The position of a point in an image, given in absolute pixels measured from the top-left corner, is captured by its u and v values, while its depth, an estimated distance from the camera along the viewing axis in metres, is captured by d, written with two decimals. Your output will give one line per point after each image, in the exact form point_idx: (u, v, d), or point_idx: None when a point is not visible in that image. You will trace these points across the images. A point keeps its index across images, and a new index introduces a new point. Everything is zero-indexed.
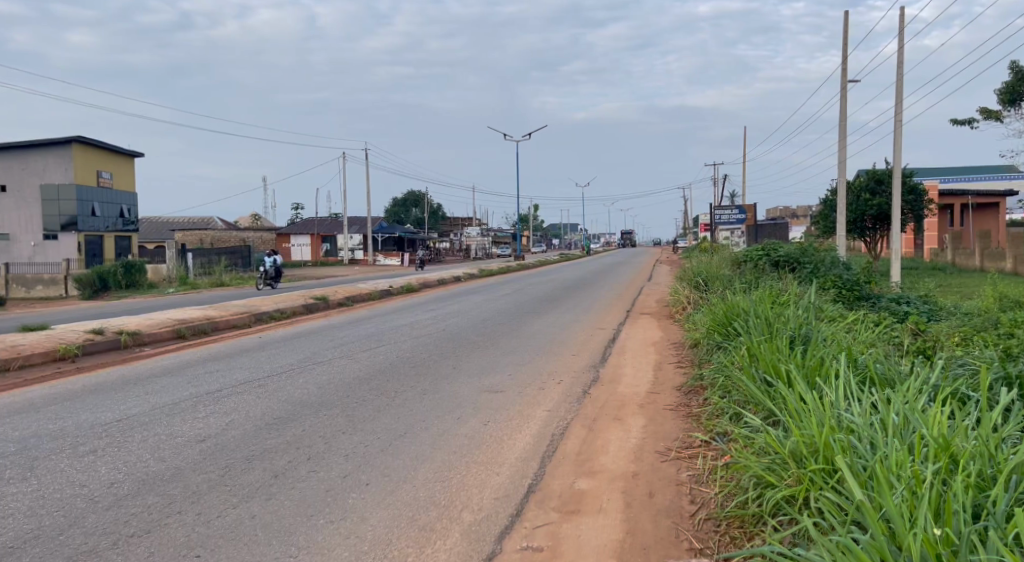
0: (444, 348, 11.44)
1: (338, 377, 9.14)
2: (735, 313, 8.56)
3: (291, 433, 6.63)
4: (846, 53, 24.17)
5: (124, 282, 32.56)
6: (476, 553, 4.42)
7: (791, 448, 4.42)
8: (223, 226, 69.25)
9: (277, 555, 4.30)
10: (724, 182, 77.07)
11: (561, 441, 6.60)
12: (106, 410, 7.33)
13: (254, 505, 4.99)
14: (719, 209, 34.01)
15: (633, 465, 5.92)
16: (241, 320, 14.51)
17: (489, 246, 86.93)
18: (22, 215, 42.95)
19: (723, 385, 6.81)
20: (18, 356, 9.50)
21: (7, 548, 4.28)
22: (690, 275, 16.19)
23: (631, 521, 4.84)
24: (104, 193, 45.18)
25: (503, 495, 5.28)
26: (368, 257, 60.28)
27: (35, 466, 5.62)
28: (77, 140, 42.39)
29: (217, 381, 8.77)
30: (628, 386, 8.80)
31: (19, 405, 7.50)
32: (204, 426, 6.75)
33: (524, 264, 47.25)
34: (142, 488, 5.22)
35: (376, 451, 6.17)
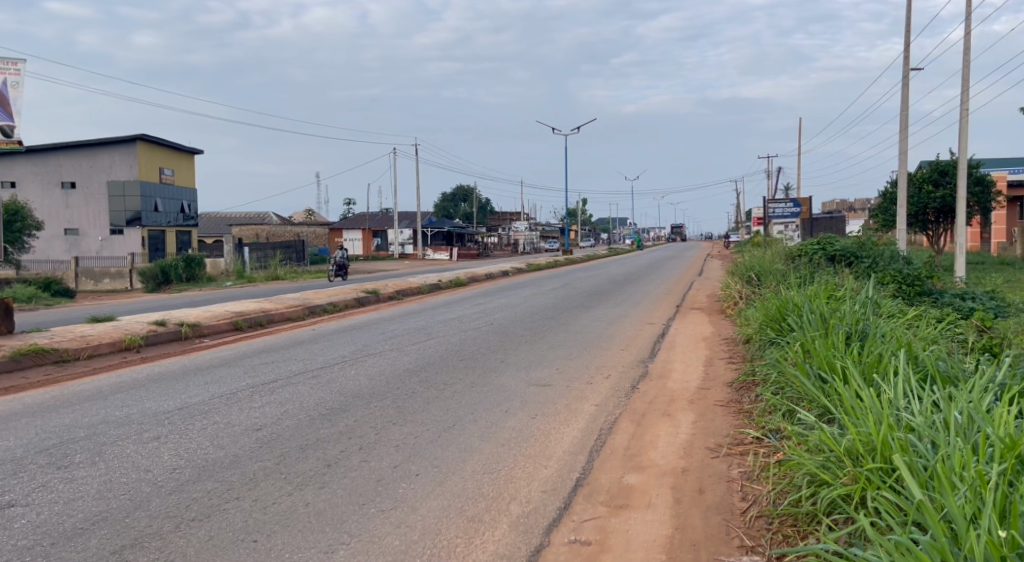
0: (493, 342, 11.47)
1: (389, 369, 9.24)
2: (789, 309, 8.39)
3: (345, 423, 6.74)
4: (909, 39, 23.43)
5: (185, 275, 33.40)
6: (525, 545, 4.43)
7: (846, 445, 4.32)
8: (277, 221, 70.64)
9: (329, 542, 4.38)
10: (778, 175, 75.51)
11: (609, 435, 6.55)
12: (168, 398, 7.57)
13: (308, 493, 5.09)
14: (773, 202, 33.51)
15: (682, 461, 5.87)
16: (296, 313, 14.83)
17: (538, 240, 87.00)
18: (90, 211, 44.49)
19: (777, 381, 6.70)
20: (87, 346, 9.85)
21: (78, 529, 4.45)
22: (742, 270, 15.97)
23: (682, 517, 4.79)
24: (167, 189, 46.62)
25: (551, 488, 5.29)
26: (418, 252, 60.84)
27: (102, 451, 5.83)
28: (141, 138, 43.77)
29: (273, 372, 8.98)
30: (677, 382, 8.70)
31: (88, 392, 7.78)
32: (262, 416, 6.91)
33: (553, 264, 38.28)
34: (202, 474, 5.37)
35: (426, 442, 6.24)
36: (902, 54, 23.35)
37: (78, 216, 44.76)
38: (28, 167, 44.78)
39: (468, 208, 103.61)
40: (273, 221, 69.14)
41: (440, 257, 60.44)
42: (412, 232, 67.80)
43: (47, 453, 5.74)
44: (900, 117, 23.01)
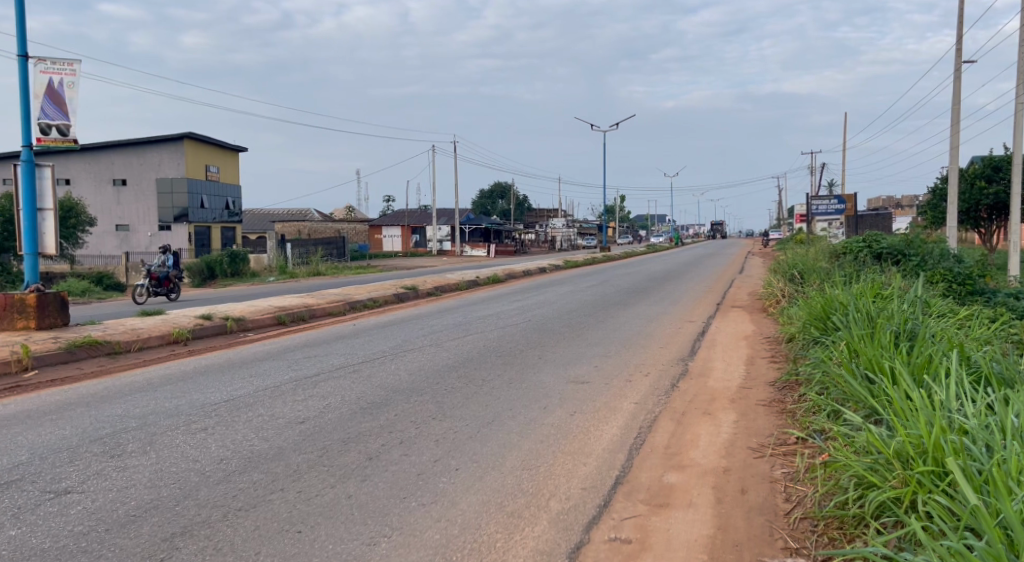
0: (532, 338, 11.50)
1: (428, 364, 9.30)
2: (833, 307, 8.23)
3: (385, 417, 6.82)
4: (962, 31, 22.80)
5: (229, 270, 34.10)
6: (565, 542, 4.44)
7: (896, 447, 4.22)
8: (318, 217, 71.41)
9: (372, 535, 4.43)
10: (821, 170, 73.86)
11: (649, 434, 6.51)
12: (215, 390, 7.73)
13: (350, 485, 5.16)
14: (816, 199, 32.88)
15: (724, 460, 5.81)
16: (337, 308, 15.03)
17: (576, 238, 86.66)
18: (139, 207, 45.57)
19: (821, 381, 6.59)
20: (138, 339, 10.11)
21: (130, 516, 4.56)
22: (785, 267, 15.70)
23: (723, 517, 4.75)
24: (213, 186, 47.58)
25: (591, 486, 5.27)
26: (455, 249, 60.98)
27: (154, 440, 5.99)
28: (188, 136, 44.75)
29: (315, 365, 9.13)
30: (718, 381, 8.60)
31: (139, 384, 7.98)
32: (304, 409, 7.01)
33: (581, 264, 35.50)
34: (248, 465, 5.47)
35: (465, 438, 6.27)
36: (955, 46, 22.72)
37: (127, 212, 45.84)
38: (80, 164, 46.03)
39: (506, 205, 103.83)
40: (313, 218, 70.03)
41: (478, 253, 60.59)
42: (450, 229, 68.01)
43: (101, 442, 5.91)
44: (952, 110, 22.40)
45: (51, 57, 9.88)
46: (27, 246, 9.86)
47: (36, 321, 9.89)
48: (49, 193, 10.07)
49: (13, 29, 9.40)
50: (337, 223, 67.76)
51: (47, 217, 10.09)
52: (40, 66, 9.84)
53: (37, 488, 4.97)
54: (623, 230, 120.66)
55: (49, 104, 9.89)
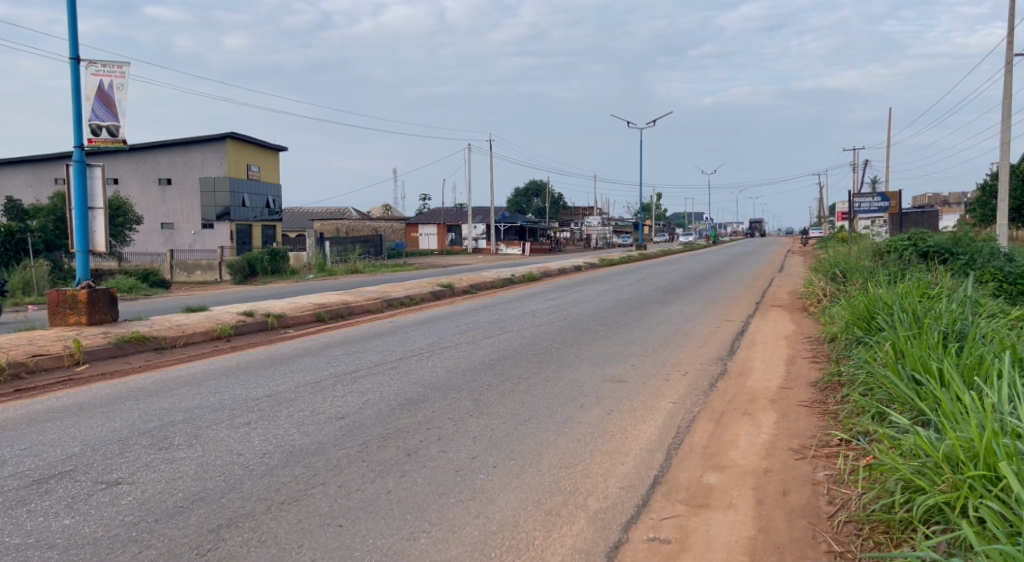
0: (567, 336, 11.48)
1: (465, 362, 9.34)
2: (877, 307, 8.07)
3: (423, 414, 6.87)
4: (1013, 24, 22.18)
5: (269, 268, 34.62)
6: (603, 541, 4.42)
7: (945, 451, 4.14)
8: (356, 215, 72.05)
9: (411, 530, 4.47)
10: (864, 168, 72.47)
11: (687, 434, 6.45)
12: (257, 385, 7.85)
13: (390, 480, 5.21)
14: (859, 196, 32.24)
15: (765, 462, 5.73)
16: (375, 305, 15.17)
17: (612, 236, 86.16)
18: (183, 205, 46.50)
19: (865, 382, 6.47)
20: (182, 334, 10.32)
21: (177, 507, 4.66)
22: (827, 266, 15.42)
23: (765, 519, 4.69)
24: (254, 185, 48.36)
25: (629, 485, 5.25)
26: (491, 247, 61.11)
27: (199, 434, 6.11)
28: (231, 136, 45.54)
29: (354, 362, 9.22)
30: (758, 381, 8.50)
31: (184, 378, 8.15)
32: (344, 405, 7.09)
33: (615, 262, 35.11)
34: (290, 459, 5.55)
35: (502, 435, 6.29)
36: (1007, 40, 22.11)
37: (172, 210, 46.78)
38: (127, 164, 47.10)
39: (541, 204, 103.62)
40: (351, 216, 70.74)
41: (514, 251, 60.65)
42: (486, 227, 68.12)
43: (149, 435, 6.04)
44: (1003, 105, 21.81)
45: (101, 61, 10.11)
46: (77, 243, 10.14)
47: (86, 317, 10.16)
48: (99, 192, 10.37)
49: (66, 33, 9.65)
50: (374, 221, 68.36)
51: (98, 215, 10.42)
52: (91, 69, 10.08)
53: (89, 478, 5.10)
54: (659, 228, 120.16)
55: (100, 106, 10.13)
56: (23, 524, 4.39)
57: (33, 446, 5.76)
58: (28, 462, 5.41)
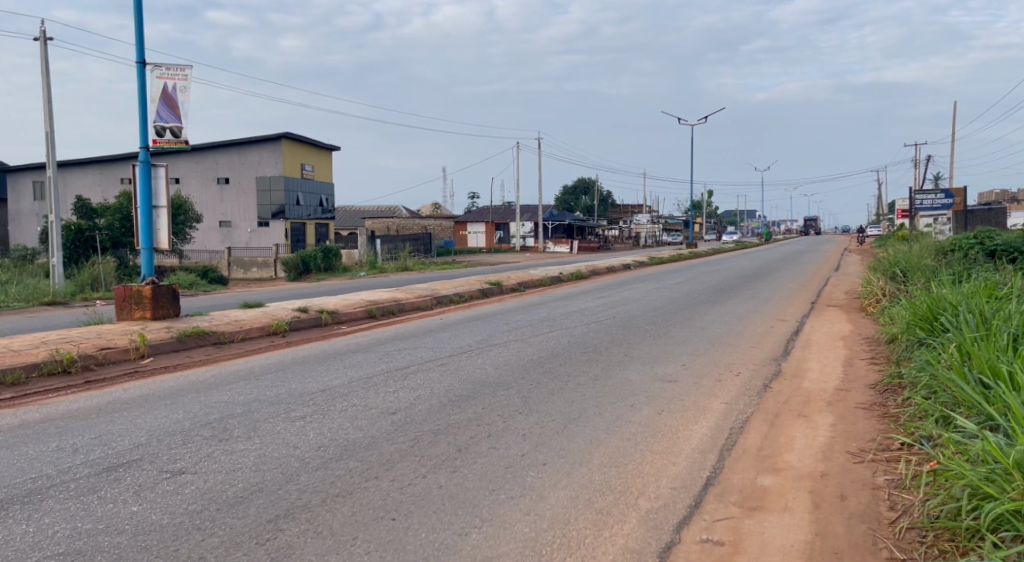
0: (616, 334, 11.41)
1: (513, 359, 9.37)
2: (941, 307, 7.82)
3: (473, 410, 6.89)
4: None
5: (323, 265, 35.27)
6: (656, 541, 4.38)
7: (1015, 457, 3.99)
8: (405, 213, 72.80)
9: (462, 525, 4.48)
10: (924, 164, 70.25)
11: (741, 435, 6.35)
12: (312, 380, 7.99)
13: (442, 476, 5.25)
14: (922, 193, 31.23)
15: (821, 465, 5.61)
16: (425, 302, 15.29)
17: (661, 234, 85.31)
18: (240, 204, 47.59)
19: (929, 385, 6.28)
20: (240, 330, 10.55)
21: (237, 497, 4.77)
22: (886, 265, 14.99)
23: (822, 523, 4.59)
24: (308, 184, 49.26)
25: (681, 486, 5.19)
26: (539, 245, 61.09)
27: (256, 426, 6.24)
28: (286, 136, 46.46)
29: (405, 358, 9.31)
30: (814, 382, 8.32)
31: (242, 373, 8.34)
32: (396, 400, 7.17)
33: (664, 261, 34.65)
34: (344, 452, 5.64)
35: (551, 433, 6.28)
36: None
37: (229, 209, 47.92)
38: (187, 164, 48.42)
39: (590, 201, 103.15)
40: (402, 214, 71.48)
41: (562, 249, 60.57)
42: (534, 225, 68.17)
43: (209, 427, 6.20)
44: None
45: (166, 64, 10.40)
46: (142, 241, 10.47)
47: (150, 312, 10.47)
48: (163, 192, 10.67)
49: (133, 37, 9.95)
50: (423, 220, 68.96)
51: (161, 214, 10.70)
52: (156, 72, 10.38)
53: (155, 467, 5.26)
54: (710, 227, 118.50)
55: (164, 108, 10.43)
56: (94, 510, 4.54)
57: (104, 435, 5.96)
58: (98, 450, 5.60)
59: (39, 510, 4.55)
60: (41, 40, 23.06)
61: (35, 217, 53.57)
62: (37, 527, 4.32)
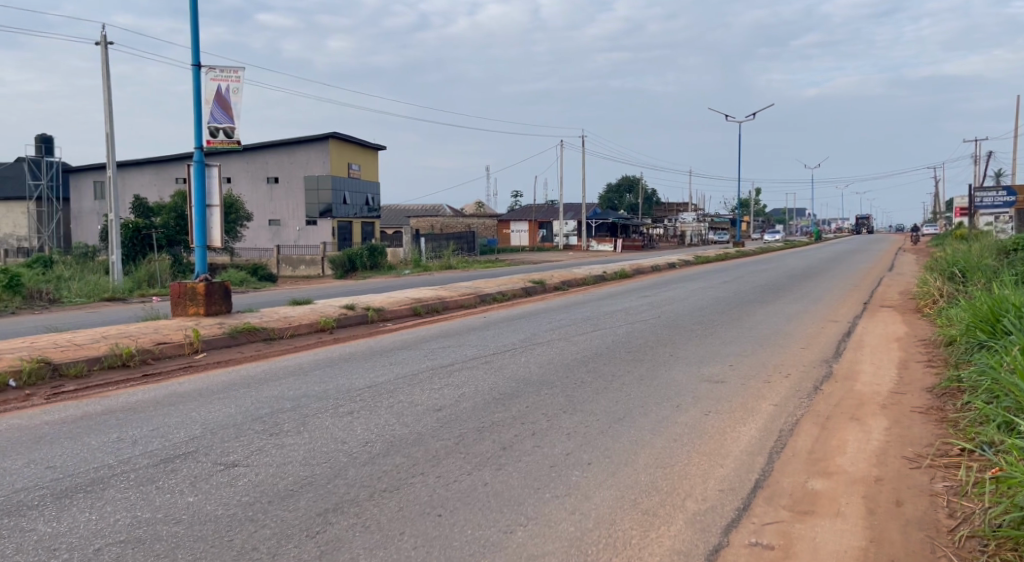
0: (662, 334, 11.30)
1: (558, 358, 9.34)
2: (1004, 308, 7.55)
3: (518, 409, 6.89)
4: None
5: (368, 263, 35.66)
6: (703, 543, 4.32)
7: None
8: (449, 211, 73.21)
9: (508, 523, 4.48)
10: (984, 161, 67.88)
11: (791, 438, 6.22)
12: (359, 376, 8.08)
13: (487, 473, 5.26)
14: (981, 191, 30.21)
15: (876, 470, 5.46)
16: (469, 300, 15.35)
17: (707, 233, 84.21)
18: (289, 202, 48.41)
19: (990, 389, 6.07)
20: (289, 326, 10.72)
21: (288, 490, 4.85)
22: (943, 265, 14.55)
23: (877, 529, 4.47)
24: (355, 183, 49.89)
25: (728, 488, 5.11)
26: (582, 243, 60.82)
27: (306, 421, 6.34)
28: (334, 135, 47.11)
29: (450, 355, 9.35)
30: (867, 385, 8.12)
31: (292, 368, 8.48)
32: (441, 397, 7.20)
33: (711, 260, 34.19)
34: (390, 448, 5.69)
35: (597, 432, 6.24)
36: None
37: (278, 207, 48.77)
38: (239, 164, 49.44)
39: (634, 199, 102.35)
40: (446, 212, 71.91)
41: (606, 248, 60.25)
42: (578, 223, 67.92)
43: (260, 421, 6.31)
44: None
45: (219, 66, 10.62)
46: (196, 239, 10.72)
47: (204, 308, 10.71)
48: (216, 191, 10.89)
49: (189, 41, 10.19)
50: (468, 218, 69.26)
51: (214, 212, 10.93)
52: (210, 74, 10.61)
53: (209, 459, 5.38)
54: (757, 226, 116.62)
55: (218, 110, 10.65)
56: (153, 500, 4.66)
57: (161, 428, 6.11)
58: (156, 442, 5.75)
59: (101, 499, 4.68)
60: (101, 44, 23.73)
61: (95, 216, 55.30)
62: (99, 515, 4.44)
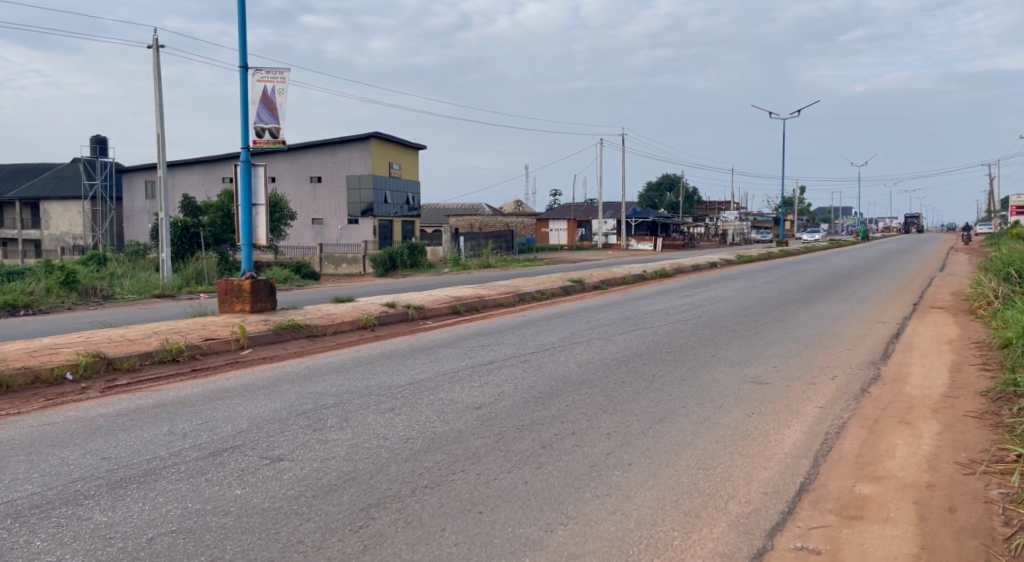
0: (703, 334, 11.18)
1: (597, 358, 9.29)
2: None
3: (558, 408, 6.87)
4: None
5: (409, 262, 35.93)
6: (747, 546, 4.26)
7: None
8: (488, 210, 73.41)
9: (550, 522, 4.47)
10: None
11: (838, 441, 6.10)
12: (400, 373, 8.14)
13: (527, 471, 5.25)
14: None
15: (927, 475, 5.32)
16: (508, 299, 15.36)
17: (749, 232, 83.05)
18: (331, 201, 49.01)
19: None
20: (332, 323, 10.85)
21: (332, 485, 4.91)
22: (997, 266, 14.12)
23: (928, 536, 4.36)
24: (396, 182, 50.31)
25: (773, 491, 5.03)
26: (621, 242, 60.47)
27: (349, 417, 6.41)
28: (375, 135, 47.56)
29: (490, 353, 9.37)
30: (916, 388, 7.91)
31: (334, 365, 8.58)
32: (481, 395, 7.22)
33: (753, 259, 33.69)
34: (431, 445, 5.72)
35: (638, 432, 6.19)
36: None
37: (321, 206, 49.42)
38: (283, 164, 50.21)
39: (674, 198, 101.39)
40: (485, 211, 72.10)
41: (645, 247, 59.81)
42: (617, 222, 67.51)
43: (305, 416, 6.40)
44: None
45: (266, 67, 10.79)
46: (242, 237, 10.91)
47: (249, 305, 10.90)
48: (262, 190, 11.07)
49: (237, 43, 10.37)
50: (507, 217, 69.35)
51: (260, 211, 11.10)
52: (257, 75, 10.78)
53: (256, 453, 5.47)
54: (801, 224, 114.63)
55: (264, 110, 10.82)
56: (202, 492, 4.75)
57: (209, 421, 6.23)
58: (204, 436, 5.86)
59: (153, 490, 4.79)
60: (153, 47, 24.30)
61: (145, 214, 56.70)
62: (151, 505, 4.55)
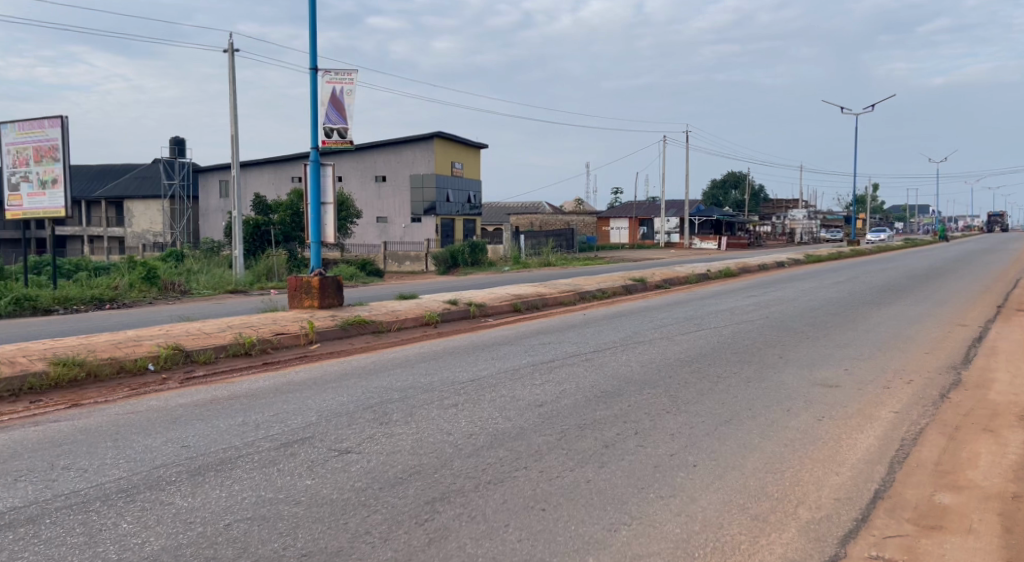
0: (770, 335, 10.93)
1: (660, 357, 9.18)
2: None
3: (620, 407, 6.81)
4: None
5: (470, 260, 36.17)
6: (818, 553, 4.14)
7: None
8: (550, 209, 73.31)
9: (614, 521, 4.43)
10: None
11: (914, 447, 5.87)
12: (462, 370, 8.20)
13: (589, 470, 5.21)
14: None
15: (1012, 486, 5.08)
16: (569, 297, 15.31)
17: (818, 231, 80.78)
18: (395, 200, 49.70)
19: None
20: (396, 320, 11.00)
21: (397, 478, 4.97)
22: None
23: (1014, 550, 4.16)
24: (458, 181, 50.72)
25: (845, 497, 4.87)
26: (684, 241, 59.56)
27: (413, 412, 6.48)
28: (439, 134, 48.01)
29: (551, 352, 9.36)
30: (1000, 394, 7.56)
31: (398, 360, 8.69)
32: (542, 393, 7.21)
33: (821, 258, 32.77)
34: (494, 441, 5.73)
35: (703, 433, 6.09)
36: None
37: (385, 205, 50.17)
38: (350, 163, 51.14)
39: (739, 196, 99.35)
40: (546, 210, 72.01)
41: (708, 246, 58.77)
42: (680, 221, 66.51)
43: (370, 410, 6.50)
44: None
45: (335, 69, 11.01)
46: (311, 235, 11.16)
47: (318, 301, 11.14)
48: (330, 188, 11.30)
49: (307, 45, 10.61)
50: (568, 215, 69.11)
51: (328, 210, 11.33)
52: (326, 77, 11.01)
53: (324, 445, 5.58)
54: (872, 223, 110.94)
55: (332, 111, 11.04)
56: (274, 481, 4.87)
57: (279, 413, 6.39)
58: (276, 427, 6.01)
59: (229, 478, 4.93)
60: (228, 51, 25.08)
61: (219, 213, 58.54)
62: (228, 493, 4.69)
